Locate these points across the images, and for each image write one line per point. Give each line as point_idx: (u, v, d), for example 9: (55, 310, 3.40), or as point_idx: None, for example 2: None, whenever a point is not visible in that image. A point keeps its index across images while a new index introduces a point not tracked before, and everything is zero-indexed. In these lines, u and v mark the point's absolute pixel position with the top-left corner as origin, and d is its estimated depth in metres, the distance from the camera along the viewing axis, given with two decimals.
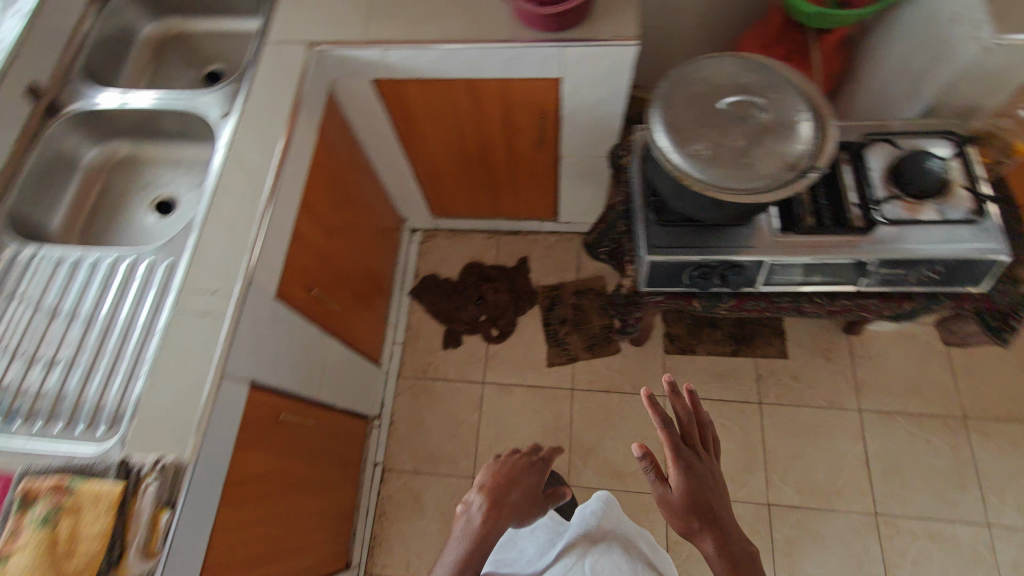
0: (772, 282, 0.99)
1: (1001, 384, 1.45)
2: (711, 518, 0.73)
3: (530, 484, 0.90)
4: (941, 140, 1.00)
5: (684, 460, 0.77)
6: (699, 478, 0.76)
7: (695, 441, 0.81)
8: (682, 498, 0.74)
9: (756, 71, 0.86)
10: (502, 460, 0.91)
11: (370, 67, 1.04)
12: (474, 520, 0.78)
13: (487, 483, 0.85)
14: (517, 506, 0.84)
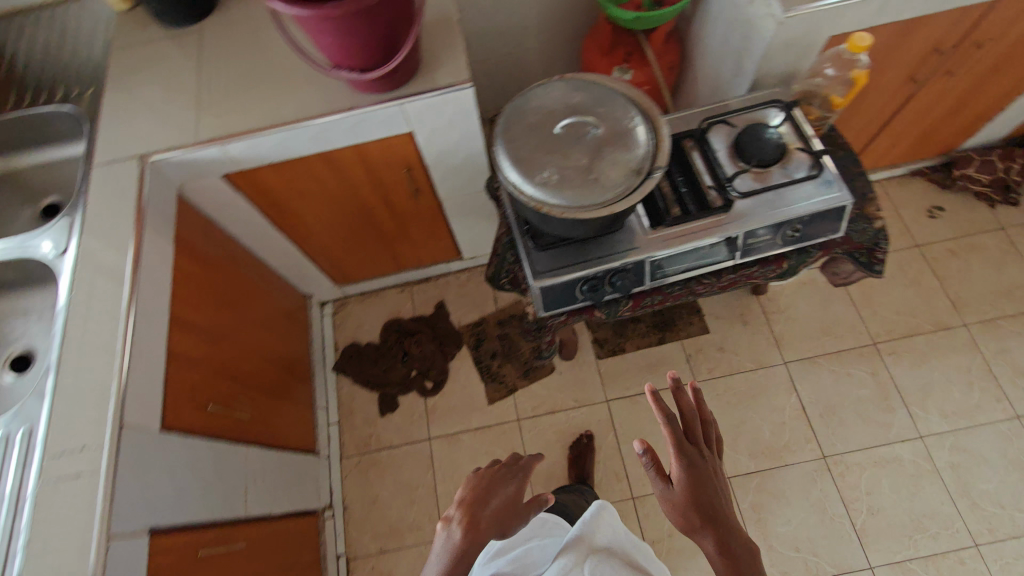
0: (660, 276, 1.03)
1: (896, 304, 1.57)
2: (712, 517, 0.72)
3: (514, 489, 0.84)
4: (770, 109, 1.08)
5: (687, 457, 0.77)
6: (701, 476, 0.76)
7: (699, 439, 0.80)
8: (682, 493, 0.75)
9: (583, 89, 0.89)
10: (483, 470, 0.87)
11: (214, 165, 1.00)
12: (452, 537, 0.74)
13: (467, 497, 0.80)
14: (498, 520, 0.79)
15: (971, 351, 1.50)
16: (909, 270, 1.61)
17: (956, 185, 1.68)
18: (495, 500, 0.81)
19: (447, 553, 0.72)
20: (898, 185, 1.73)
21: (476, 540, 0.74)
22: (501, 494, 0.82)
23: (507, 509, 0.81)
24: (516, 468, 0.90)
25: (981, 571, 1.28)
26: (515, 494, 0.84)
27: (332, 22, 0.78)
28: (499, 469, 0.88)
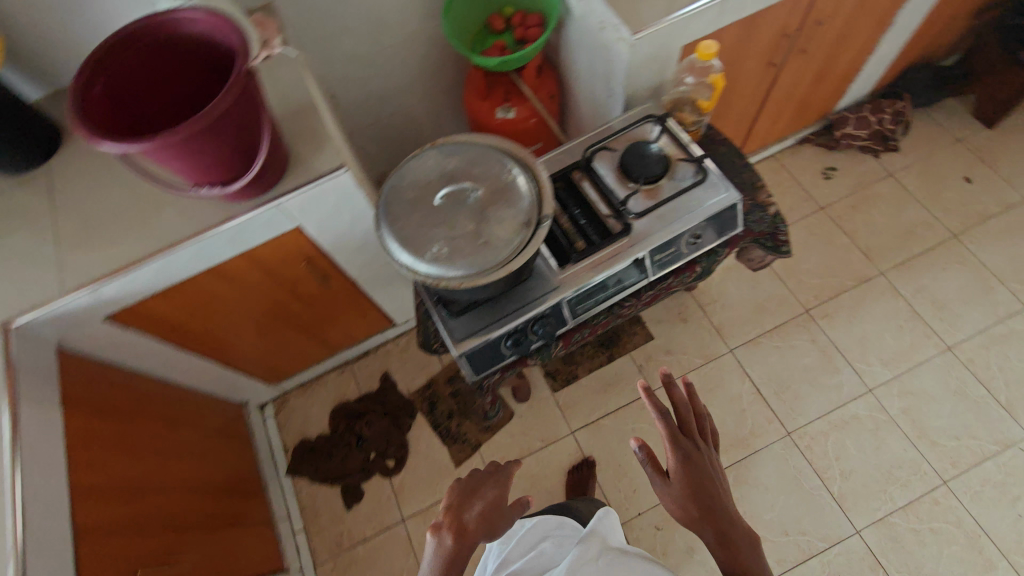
0: (582, 311, 1.03)
1: (816, 268, 1.63)
2: (710, 509, 0.74)
3: (497, 489, 0.83)
4: (646, 124, 1.11)
5: (682, 450, 0.78)
6: (699, 468, 0.77)
7: (693, 431, 0.82)
8: (679, 486, 0.77)
9: (455, 152, 0.88)
10: (469, 476, 0.83)
11: (90, 312, 0.93)
12: (444, 544, 0.72)
13: (453, 503, 0.78)
14: (484, 520, 0.77)
15: (893, 296, 1.57)
16: (821, 233, 1.68)
17: (841, 145, 1.77)
18: (478, 504, 0.78)
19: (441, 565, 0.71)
20: (791, 155, 1.82)
21: (467, 547, 0.73)
22: (485, 498, 0.80)
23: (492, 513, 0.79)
24: (501, 470, 0.86)
25: (956, 506, 1.32)
26: (498, 495, 0.82)
27: (172, 152, 0.74)
28: (483, 472, 0.85)
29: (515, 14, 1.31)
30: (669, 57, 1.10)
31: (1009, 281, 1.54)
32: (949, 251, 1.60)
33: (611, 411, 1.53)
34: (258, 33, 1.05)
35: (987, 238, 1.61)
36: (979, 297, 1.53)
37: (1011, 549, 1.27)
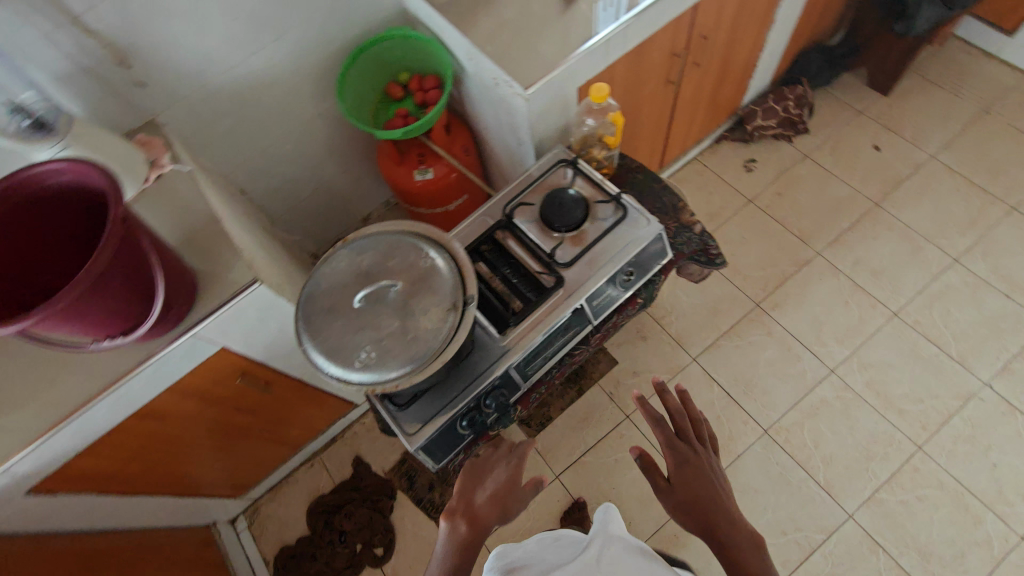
0: (532, 370, 1.02)
1: (757, 260, 1.66)
2: (712, 510, 0.76)
3: (506, 476, 0.88)
4: (559, 169, 1.10)
5: (679, 455, 0.84)
6: (698, 470, 0.82)
7: (692, 437, 0.87)
8: (678, 487, 0.80)
9: (366, 247, 0.85)
10: (480, 462, 0.90)
11: (8, 491, 0.85)
12: (456, 530, 0.78)
13: (466, 488, 0.85)
14: (494, 502, 0.84)
15: (834, 274, 1.60)
16: (754, 225, 1.72)
17: (756, 136, 1.81)
18: (485, 489, 0.85)
19: (456, 549, 0.76)
20: (711, 154, 1.85)
21: (477, 532, 0.79)
22: (495, 483, 0.86)
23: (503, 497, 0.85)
24: (512, 452, 0.91)
25: (935, 469, 1.34)
26: (507, 480, 0.87)
27: (60, 320, 0.69)
28: (494, 457, 0.91)
29: (411, 79, 1.31)
30: (567, 99, 1.11)
31: (935, 238, 1.60)
32: (875, 220, 1.65)
33: (591, 446, 1.51)
34: (144, 154, 1.03)
35: (907, 200, 1.66)
36: (911, 259, 1.58)
37: (995, 501, 1.30)
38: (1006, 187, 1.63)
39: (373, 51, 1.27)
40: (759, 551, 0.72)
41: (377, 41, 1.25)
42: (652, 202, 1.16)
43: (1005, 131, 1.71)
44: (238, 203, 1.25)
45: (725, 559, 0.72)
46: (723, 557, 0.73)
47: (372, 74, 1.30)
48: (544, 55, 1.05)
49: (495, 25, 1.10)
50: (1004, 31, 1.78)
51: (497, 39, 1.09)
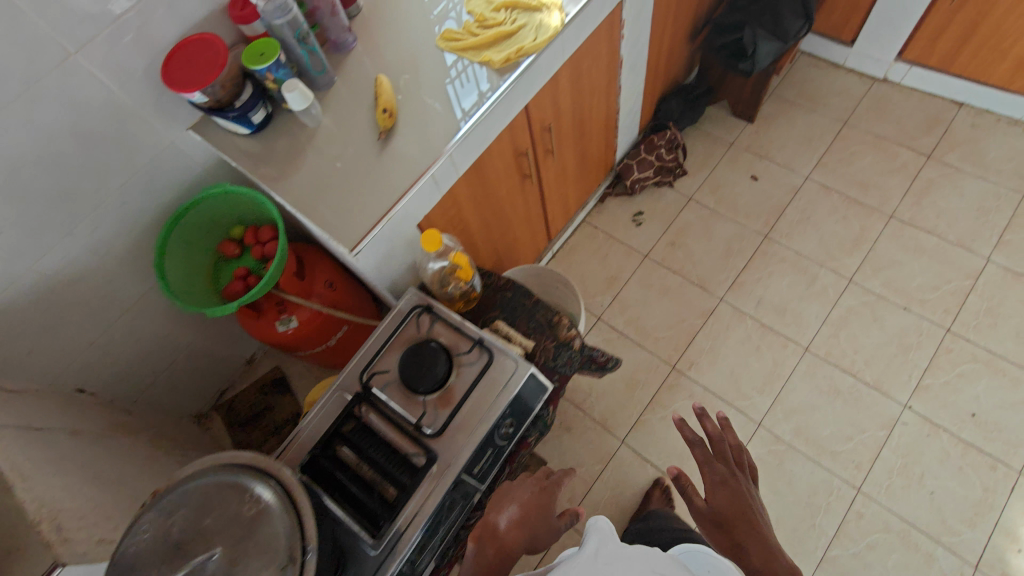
0: (424, 563, 0.89)
1: (663, 319, 1.61)
2: (744, 536, 0.80)
3: (533, 500, 0.87)
4: (413, 316, 1.00)
5: (716, 479, 0.90)
6: (734, 494, 0.87)
7: (726, 463, 0.93)
8: (713, 511, 0.86)
9: (178, 501, 0.71)
10: (507, 490, 0.90)
11: None
12: (481, 553, 0.80)
13: (496, 507, 0.86)
14: (522, 523, 0.83)
15: (740, 319, 1.57)
16: (654, 283, 1.67)
17: (637, 189, 1.77)
18: (511, 512, 0.84)
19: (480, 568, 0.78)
20: (598, 214, 1.80)
21: (501, 557, 0.79)
22: (521, 503, 0.86)
23: (531, 516, 0.84)
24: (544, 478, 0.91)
25: (879, 511, 1.30)
26: (536, 502, 0.86)
27: None
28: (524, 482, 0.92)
29: (245, 232, 1.18)
30: (408, 237, 1.02)
31: (826, 261, 1.60)
32: (768, 254, 1.64)
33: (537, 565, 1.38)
34: None
35: (792, 228, 1.66)
36: (809, 289, 1.57)
37: (942, 532, 1.26)
38: (880, 197, 1.65)
39: (191, 214, 1.13)
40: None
41: (192, 204, 1.12)
42: (527, 323, 1.08)
43: (867, 140, 1.74)
44: (64, 418, 1.08)
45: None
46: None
47: (198, 237, 1.16)
48: (369, 202, 0.96)
49: (308, 178, 1.00)
50: (844, 43, 1.82)
51: (315, 191, 0.98)
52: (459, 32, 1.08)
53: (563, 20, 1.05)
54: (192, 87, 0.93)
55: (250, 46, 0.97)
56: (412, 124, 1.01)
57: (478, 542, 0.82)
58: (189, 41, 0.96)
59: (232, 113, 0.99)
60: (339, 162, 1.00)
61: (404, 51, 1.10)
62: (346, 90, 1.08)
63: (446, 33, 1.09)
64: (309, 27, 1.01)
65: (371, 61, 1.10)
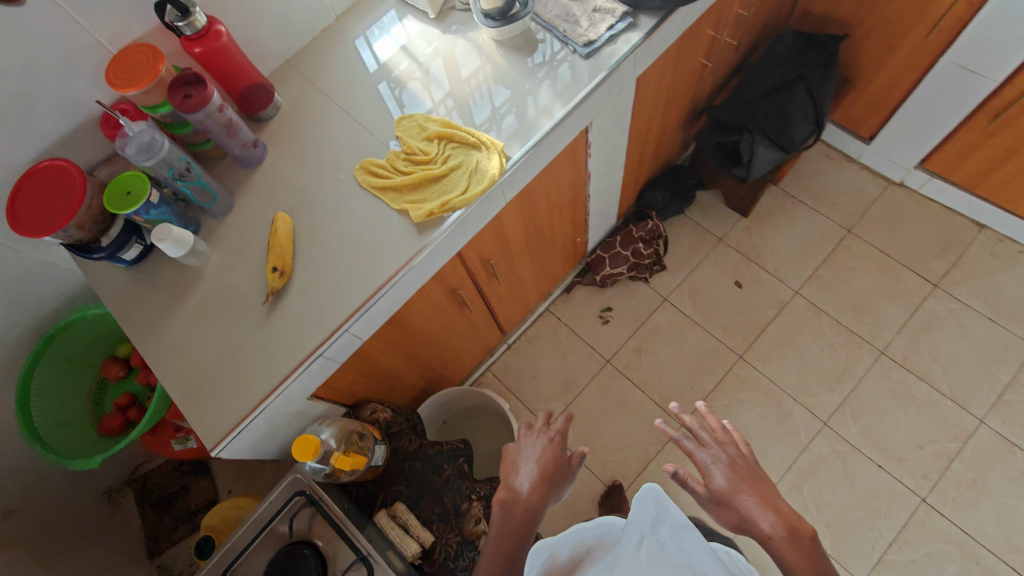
0: None
1: (616, 439, 1.47)
2: (749, 506, 0.74)
3: (547, 456, 0.88)
4: (292, 506, 0.86)
5: (710, 460, 0.81)
6: (733, 471, 0.79)
7: (713, 445, 0.84)
8: (715, 493, 0.78)
9: None
10: (522, 448, 0.91)
11: None
12: (510, 513, 0.82)
13: (514, 480, 0.86)
14: (540, 482, 0.85)
15: None
16: (614, 395, 1.52)
17: (609, 282, 1.61)
18: (531, 477, 0.86)
19: (518, 520, 0.81)
20: (563, 303, 1.64)
21: (528, 517, 0.81)
22: (538, 463, 0.87)
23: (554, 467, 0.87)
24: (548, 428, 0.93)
25: None
26: (552, 458, 0.88)
27: None
28: (531, 439, 0.93)
29: (133, 351, 1.06)
30: (295, 412, 0.88)
31: (802, 397, 1.44)
32: (739, 378, 1.48)
33: None
34: None
35: (770, 350, 1.50)
36: (779, 428, 1.42)
37: None
38: (874, 328, 1.48)
39: (61, 341, 0.98)
40: (810, 542, 0.70)
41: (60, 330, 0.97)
42: (431, 511, 0.94)
43: (870, 256, 1.55)
44: None
45: (774, 550, 0.71)
46: (772, 551, 0.71)
47: (74, 362, 1.02)
48: (244, 382, 0.81)
49: (179, 336, 0.85)
50: (861, 138, 1.60)
51: (187, 356, 0.84)
52: (383, 163, 0.91)
53: (504, 170, 0.88)
54: (42, 233, 0.77)
55: (112, 184, 0.79)
56: (309, 282, 0.86)
57: (504, 506, 0.83)
58: (45, 169, 0.80)
59: (97, 255, 0.84)
60: (219, 320, 0.85)
61: (317, 178, 0.93)
62: (243, 221, 0.92)
63: (367, 162, 0.91)
64: (189, 156, 0.84)
65: (276, 186, 0.94)
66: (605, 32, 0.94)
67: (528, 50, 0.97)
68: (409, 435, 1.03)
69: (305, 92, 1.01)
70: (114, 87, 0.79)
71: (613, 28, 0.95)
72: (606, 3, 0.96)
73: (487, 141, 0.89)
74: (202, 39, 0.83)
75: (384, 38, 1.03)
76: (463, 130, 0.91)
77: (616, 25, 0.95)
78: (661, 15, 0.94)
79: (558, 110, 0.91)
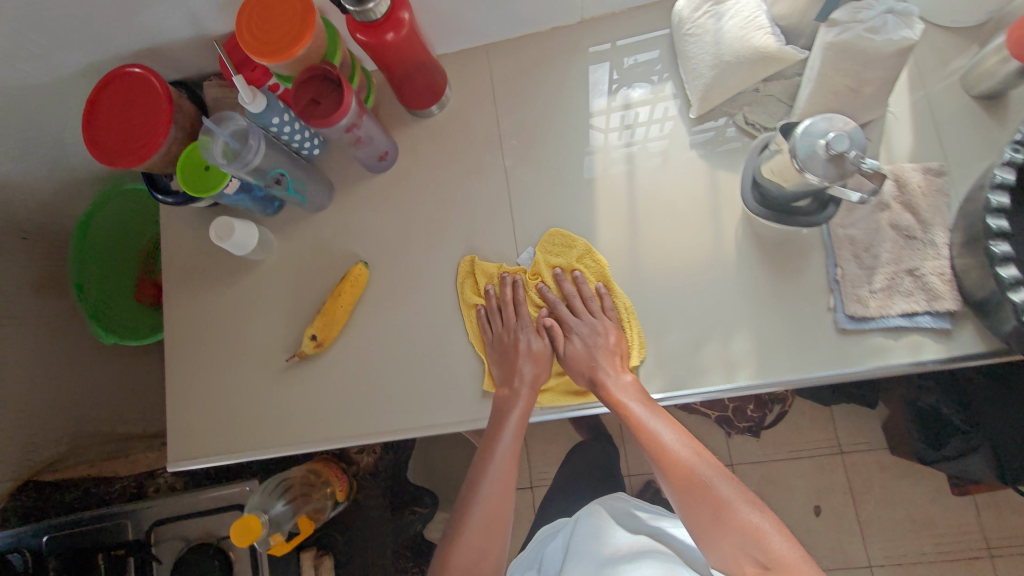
0: None
1: None
2: (600, 368, 0.65)
3: (536, 348, 0.70)
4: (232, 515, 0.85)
5: (569, 324, 0.70)
6: (596, 334, 0.68)
7: (579, 312, 0.70)
8: (568, 356, 0.69)
9: None
10: (516, 340, 0.69)
11: None
12: (506, 421, 0.65)
13: (510, 365, 0.68)
14: (531, 376, 0.68)
15: None
16: None
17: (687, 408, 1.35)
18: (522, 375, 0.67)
19: (517, 422, 0.65)
20: None
21: (520, 425, 0.65)
22: (524, 361, 0.68)
23: (550, 365, 0.70)
24: (524, 316, 0.71)
25: None
26: (542, 350, 0.70)
27: None
28: (504, 329, 0.70)
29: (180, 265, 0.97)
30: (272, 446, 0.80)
31: None
32: None
33: None
34: None
35: None
36: None
37: None
38: None
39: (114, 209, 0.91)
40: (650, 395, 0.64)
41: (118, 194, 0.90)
42: None
43: None
44: None
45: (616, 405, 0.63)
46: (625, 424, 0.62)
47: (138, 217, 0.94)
48: (231, 424, 0.72)
49: (202, 316, 0.75)
50: None
51: (201, 346, 0.74)
52: (494, 274, 0.71)
53: (582, 278, 0.69)
54: (107, 162, 0.64)
55: (184, 163, 0.62)
56: (345, 364, 0.71)
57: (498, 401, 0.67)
58: (131, 79, 0.64)
59: (162, 199, 0.69)
60: (244, 336, 0.74)
61: (426, 241, 0.73)
62: (326, 234, 0.75)
63: (479, 265, 0.71)
64: (281, 169, 0.64)
65: (382, 216, 0.75)
66: (896, 317, 0.59)
67: (778, 255, 0.64)
68: (377, 494, 0.95)
69: (478, 111, 0.75)
70: (240, 45, 0.58)
71: (912, 317, 0.59)
72: (936, 277, 0.59)
73: (633, 340, 0.66)
74: (370, 29, 0.57)
75: (611, 100, 0.71)
76: (619, 301, 0.68)
77: (919, 316, 0.59)
78: (998, 347, 0.58)
79: (747, 373, 0.62)
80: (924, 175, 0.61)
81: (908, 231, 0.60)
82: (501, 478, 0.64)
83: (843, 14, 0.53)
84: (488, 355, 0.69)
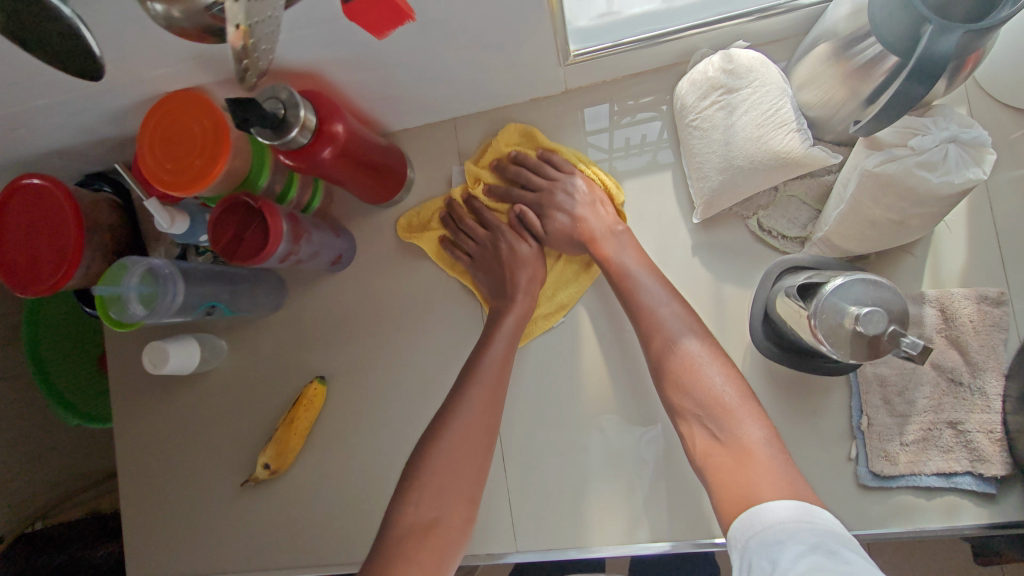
0: None
1: None
2: (586, 231, 0.57)
3: (516, 246, 0.61)
4: None
5: (532, 201, 0.60)
6: (565, 202, 0.59)
7: (541, 182, 0.60)
8: (553, 235, 0.60)
9: None
10: (499, 248, 0.61)
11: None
12: (505, 327, 0.57)
13: (498, 279, 0.60)
14: (525, 275, 0.60)
15: None
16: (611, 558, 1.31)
17: None
18: (515, 280, 0.59)
19: (512, 328, 0.57)
20: None
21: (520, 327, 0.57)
22: (511, 264, 0.60)
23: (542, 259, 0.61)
24: (491, 223, 0.62)
25: None
26: (524, 248, 0.61)
27: None
28: (477, 242, 0.62)
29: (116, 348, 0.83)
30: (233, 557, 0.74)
31: None
32: None
33: None
34: None
35: None
36: None
37: None
38: None
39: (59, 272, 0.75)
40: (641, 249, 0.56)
41: None
42: None
43: None
44: None
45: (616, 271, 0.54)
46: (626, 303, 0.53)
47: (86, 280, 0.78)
48: (187, 543, 0.67)
49: (154, 427, 0.69)
50: None
51: (155, 458, 0.68)
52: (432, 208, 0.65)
53: (521, 154, 0.61)
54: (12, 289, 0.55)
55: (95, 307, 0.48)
56: (307, 484, 0.65)
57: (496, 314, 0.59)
58: (29, 191, 0.54)
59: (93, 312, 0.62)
60: (198, 449, 0.68)
61: (391, 347, 0.65)
62: (281, 338, 0.67)
63: (412, 223, 0.65)
64: (224, 304, 0.59)
65: (341, 318, 0.66)
66: (929, 476, 0.50)
67: (794, 391, 0.54)
68: None
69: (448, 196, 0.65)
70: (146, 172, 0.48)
71: (948, 476, 0.50)
72: (983, 437, 0.49)
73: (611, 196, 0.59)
74: (299, 154, 0.47)
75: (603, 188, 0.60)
76: (568, 154, 0.61)
77: (958, 476, 0.50)
78: None
79: None
80: (979, 305, 0.50)
81: (952, 374, 0.50)
82: (488, 385, 0.53)
83: (890, 134, 0.41)
84: (474, 277, 0.62)
